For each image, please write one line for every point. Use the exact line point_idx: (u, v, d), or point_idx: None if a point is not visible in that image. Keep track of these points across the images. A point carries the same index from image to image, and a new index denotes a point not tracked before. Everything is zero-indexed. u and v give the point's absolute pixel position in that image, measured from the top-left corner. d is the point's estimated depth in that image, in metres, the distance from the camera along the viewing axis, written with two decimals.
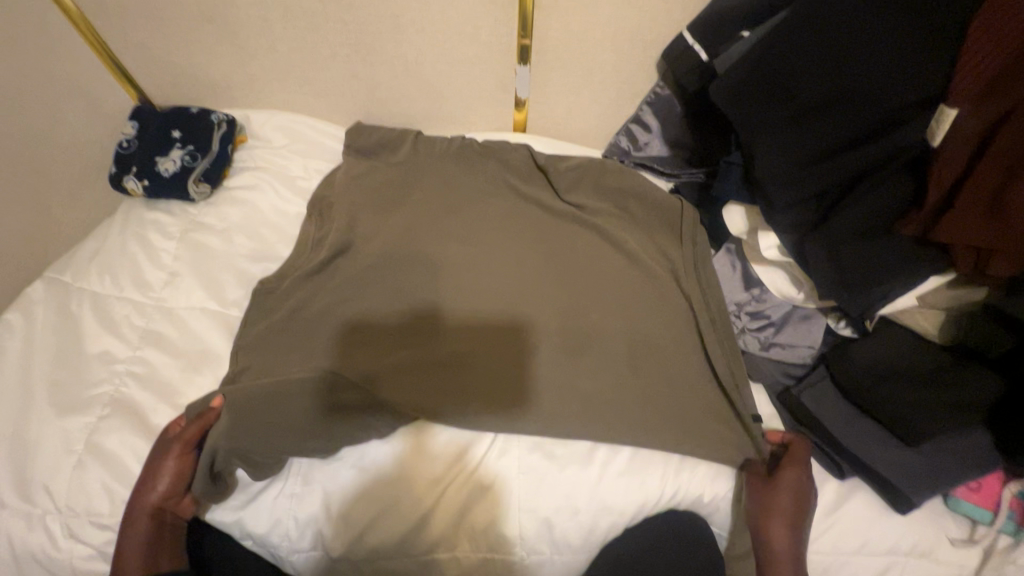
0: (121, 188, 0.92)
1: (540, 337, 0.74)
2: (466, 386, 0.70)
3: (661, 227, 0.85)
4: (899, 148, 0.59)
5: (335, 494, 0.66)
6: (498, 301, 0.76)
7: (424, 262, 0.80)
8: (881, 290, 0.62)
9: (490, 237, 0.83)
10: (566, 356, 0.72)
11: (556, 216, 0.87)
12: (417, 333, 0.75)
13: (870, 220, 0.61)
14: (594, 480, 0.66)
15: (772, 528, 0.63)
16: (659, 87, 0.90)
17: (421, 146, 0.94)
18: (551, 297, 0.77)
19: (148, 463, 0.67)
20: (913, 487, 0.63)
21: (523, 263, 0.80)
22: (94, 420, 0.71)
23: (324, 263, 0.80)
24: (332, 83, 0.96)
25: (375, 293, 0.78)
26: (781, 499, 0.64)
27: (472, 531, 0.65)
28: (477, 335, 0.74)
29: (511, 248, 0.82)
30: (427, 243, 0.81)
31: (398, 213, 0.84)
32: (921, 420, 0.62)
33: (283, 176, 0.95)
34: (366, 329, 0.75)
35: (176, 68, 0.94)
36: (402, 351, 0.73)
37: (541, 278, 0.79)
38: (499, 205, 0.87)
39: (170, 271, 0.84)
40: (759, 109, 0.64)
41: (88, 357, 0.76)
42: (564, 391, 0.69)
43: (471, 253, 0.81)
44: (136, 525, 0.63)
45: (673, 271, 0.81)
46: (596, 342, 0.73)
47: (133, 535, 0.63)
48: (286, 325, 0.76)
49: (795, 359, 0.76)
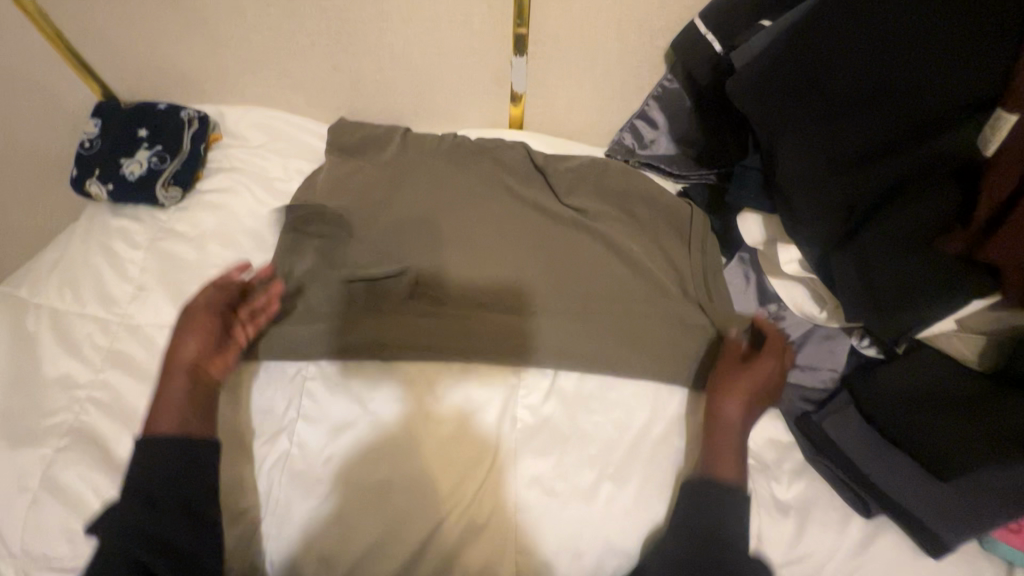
0: (83, 192, 0.85)
1: (540, 357, 0.68)
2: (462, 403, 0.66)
3: (667, 233, 0.78)
4: (941, 157, 0.52)
5: (316, 534, 0.61)
6: (500, 273, 0.75)
7: (425, 231, 0.78)
8: (916, 314, 0.55)
9: (485, 242, 0.77)
10: (562, 341, 0.69)
11: (557, 222, 0.80)
12: (405, 352, 0.68)
13: (906, 236, 0.55)
14: (598, 518, 0.61)
15: (723, 398, 0.63)
16: (667, 80, 0.82)
17: (409, 144, 0.86)
18: (553, 277, 0.74)
19: (202, 329, 0.67)
20: (947, 528, 0.57)
21: (520, 269, 0.75)
22: (51, 452, 0.65)
23: (312, 271, 0.74)
24: (312, 75, 0.88)
25: (382, 253, 0.77)
26: (748, 378, 0.64)
27: (464, 574, 0.60)
28: (470, 355, 0.68)
29: (506, 257, 0.76)
30: (416, 255, 0.76)
31: (384, 220, 0.79)
32: (954, 450, 0.57)
33: (260, 178, 0.88)
34: (346, 348, 0.68)
35: (141, 60, 0.87)
36: (395, 345, 0.68)
37: (543, 289, 0.73)
38: (493, 207, 0.80)
39: (138, 284, 0.77)
40: (783, 106, 0.58)
41: (47, 382, 0.70)
42: (567, 354, 0.68)
43: (466, 261, 0.75)
44: (179, 385, 0.63)
45: (682, 279, 0.75)
46: (599, 361, 0.68)
47: (173, 399, 0.62)
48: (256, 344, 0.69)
49: (816, 382, 0.68)
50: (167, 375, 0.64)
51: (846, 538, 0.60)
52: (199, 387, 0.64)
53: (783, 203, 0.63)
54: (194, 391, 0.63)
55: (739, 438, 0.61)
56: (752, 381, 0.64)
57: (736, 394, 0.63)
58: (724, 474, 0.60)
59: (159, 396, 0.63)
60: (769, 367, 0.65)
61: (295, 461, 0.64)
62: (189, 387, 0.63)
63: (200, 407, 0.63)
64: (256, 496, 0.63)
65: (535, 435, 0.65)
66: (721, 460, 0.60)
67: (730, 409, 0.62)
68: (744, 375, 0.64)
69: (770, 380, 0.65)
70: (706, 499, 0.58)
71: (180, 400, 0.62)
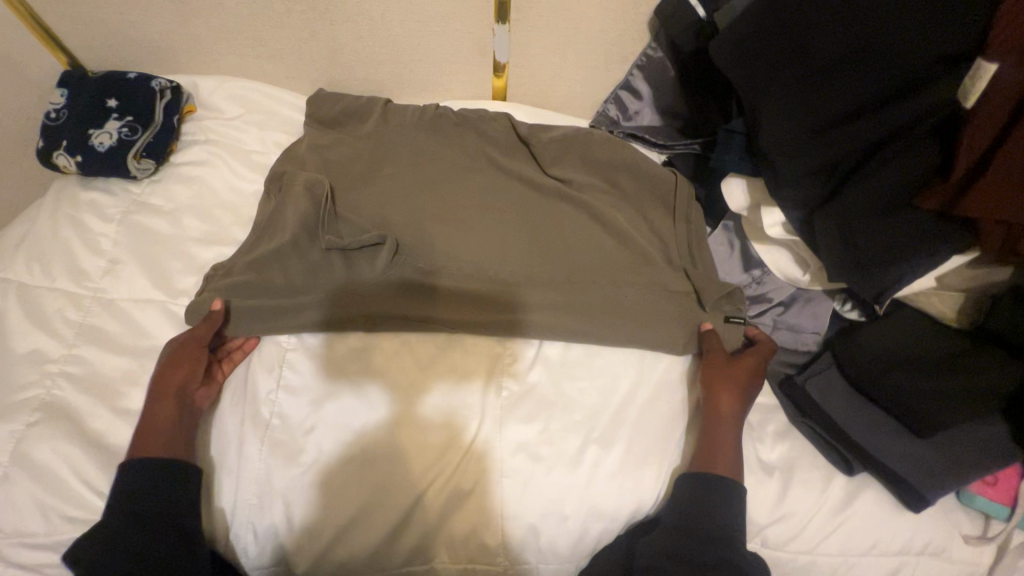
0: (51, 165, 0.82)
1: (528, 329, 0.67)
2: (446, 371, 0.65)
3: (652, 203, 0.77)
4: (925, 112, 0.52)
5: (299, 504, 0.60)
6: (485, 257, 0.72)
7: (404, 214, 0.75)
8: (896, 272, 0.56)
9: (469, 215, 0.76)
10: (542, 317, 0.67)
11: (542, 194, 0.78)
12: (394, 323, 0.68)
13: (887, 196, 0.55)
14: (584, 482, 0.61)
15: (718, 394, 0.64)
16: (651, 49, 0.81)
17: (391, 119, 0.83)
18: (540, 261, 0.72)
19: (180, 359, 0.64)
20: (927, 482, 0.58)
21: (505, 242, 0.74)
22: (21, 427, 0.63)
23: (292, 242, 0.69)
24: (289, 45, 0.85)
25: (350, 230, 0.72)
26: (739, 375, 0.65)
27: (451, 540, 0.60)
28: (458, 329, 0.67)
29: (490, 227, 0.75)
30: (403, 225, 0.74)
31: (368, 193, 0.76)
32: (937, 410, 0.57)
33: (238, 150, 0.86)
34: (332, 320, 0.67)
35: (108, 27, 0.83)
36: (385, 328, 0.67)
37: (531, 259, 0.73)
38: (478, 179, 0.79)
39: (110, 258, 0.75)
40: (763, 71, 0.58)
41: (16, 358, 0.68)
42: (557, 333, 0.67)
43: (449, 237, 0.73)
44: (167, 411, 0.62)
45: (669, 249, 0.74)
46: (582, 333, 0.67)
47: (160, 428, 0.61)
48: (245, 316, 0.67)
49: (798, 345, 0.70)
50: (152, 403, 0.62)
51: (828, 498, 0.61)
52: (184, 413, 0.63)
53: (768, 167, 0.63)
54: (184, 418, 0.62)
55: (733, 432, 0.62)
56: (741, 378, 0.65)
57: (728, 389, 0.64)
58: (720, 469, 0.60)
59: (144, 424, 0.61)
60: (754, 362, 0.67)
61: (276, 431, 0.62)
62: (178, 416, 0.62)
63: (190, 432, 0.62)
64: (237, 467, 0.61)
65: (520, 404, 0.64)
66: (718, 454, 0.61)
67: (727, 404, 0.63)
68: (735, 371, 0.65)
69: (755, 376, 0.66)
70: (697, 491, 0.59)
71: (171, 428, 0.61)
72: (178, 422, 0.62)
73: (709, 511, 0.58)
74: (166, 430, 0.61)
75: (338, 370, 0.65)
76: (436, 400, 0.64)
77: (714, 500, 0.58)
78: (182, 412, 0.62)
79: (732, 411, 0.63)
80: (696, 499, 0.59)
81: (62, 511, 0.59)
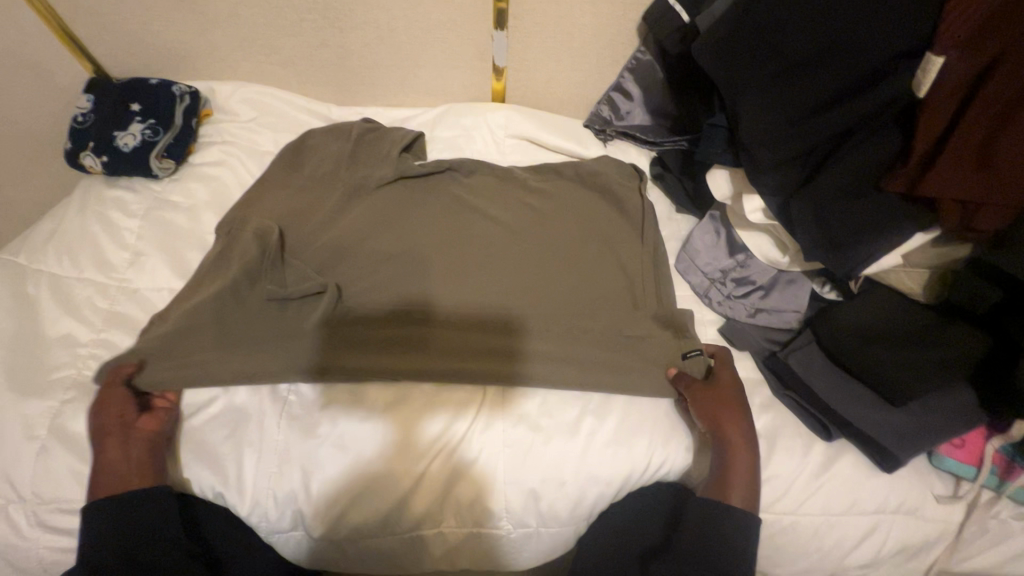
0: (78, 165, 0.87)
1: (525, 359, 0.70)
2: (451, 358, 0.70)
3: (618, 222, 0.82)
4: (884, 102, 0.58)
5: (315, 473, 0.64)
6: (483, 294, 0.76)
7: (405, 262, 0.78)
8: (867, 249, 0.60)
9: (472, 255, 0.79)
10: (540, 333, 0.72)
11: (507, 228, 0.82)
12: (393, 348, 0.71)
13: (854, 179, 0.60)
14: (580, 452, 0.65)
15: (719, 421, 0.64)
16: (640, 52, 0.88)
17: (360, 155, 0.88)
18: (534, 292, 0.76)
19: (106, 407, 0.64)
20: (900, 446, 0.62)
21: (503, 262, 0.78)
22: (57, 403, 0.67)
23: (233, 288, 0.72)
24: (300, 51, 0.91)
25: (364, 291, 0.76)
26: (723, 400, 0.66)
27: (457, 506, 0.65)
28: (462, 355, 0.70)
29: (478, 266, 0.78)
30: (352, 273, 0.78)
31: (323, 238, 0.80)
32: (904, 378, 0.62)
33: (253, 151, 0.91)
34: (334, 347, 0.70)
35: (132, 36, 0.89)
36: (384, 371, 0.68)
37: (517, 286, 0.76)
38: (473, 215, 0.83)
39: (135, 251, 0.80)
40: (740, 69, 0.63)
41: (48, 341, 0.72)
42: (554, 342, 0.71)
43: (450, 267, 0.78)
44: (115, 459, 0.62)
45: (639, 271, 0.78)
46: (573, 340, 0.71)
47: (115, 473, 0.62)
48: (171, 368, 0.67)
49: (781, 323, 0.74)
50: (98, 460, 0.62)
51: (809, 460, 0.65)
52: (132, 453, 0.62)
53: (747, 158, 0.67)
54: (131, 457, 0.62)
55: (747, 457, 0.63)
56: (730, 402, 0.66)
57: (726, 414, 0.65)
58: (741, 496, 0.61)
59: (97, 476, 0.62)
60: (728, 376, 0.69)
61: (293, 406, 0.68)
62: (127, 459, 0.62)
63: (148, 460, 0.63)
64: (257, 441, 0.66)
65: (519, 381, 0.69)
66: (738, 482, 0.62)
67: (726, 428, 0.64)
68: (718, 391, 0.67)
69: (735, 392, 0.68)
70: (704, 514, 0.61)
71: (125, 467, 0.62)
72: (130, 460, 0.62)
73: (716, 528, 0.60)
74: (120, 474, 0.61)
75: (345, 391, 0.69)
76: (436, 422, 0.66)
77: (727, 526, 0.60)
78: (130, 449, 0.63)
79: (734, 433, 0.64)
80: (705, 518, 0.61)
81: None
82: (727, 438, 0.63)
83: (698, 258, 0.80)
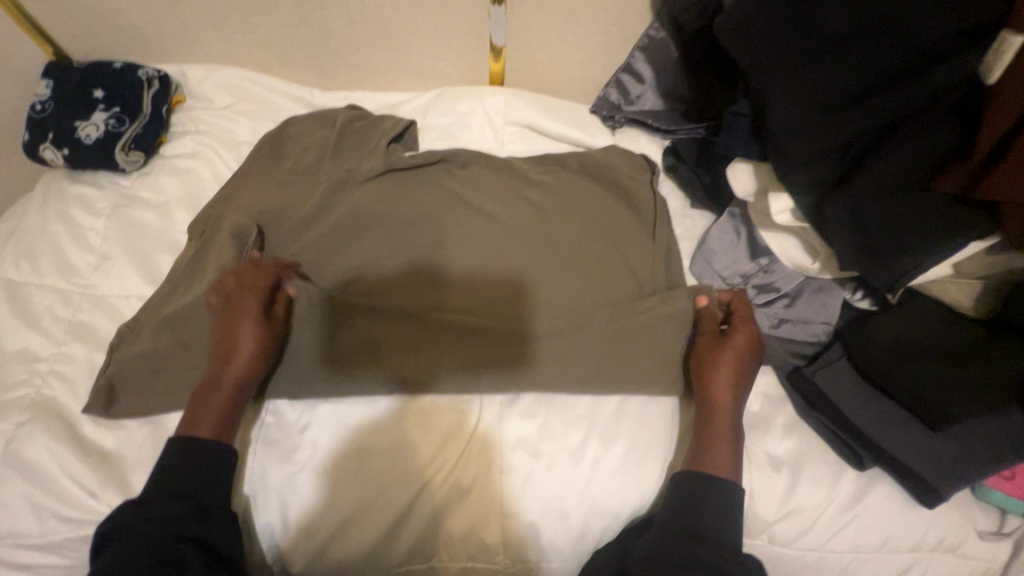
0: (37, 158, 0.80)
1: (539, 366, 0.64)
2: (439, 355, 0.64)
3: (627, 218, 0.75)
4: (944, 88, 0.49)
5: (298, 505, 0.59)
6: (482, 256, 0.71)
7: (412, 227, 0.74)
8: (914, 258, 0.52)
9: (487, 240, 0.73)
10: (549, 328, 0.65)
11: (508, 226, 0.74)
12: (389, 344, 0.64)
13: (901, 178, 0.52)
14: (585, 478, 0.60)
15: (711, 387, 0.60)
16: (653, 29, 0.78)
17: (345, 148, 0.80)
18: (548, 278, 0.70)
19: (237, 326, 0.61)
20: (939, 477, 0.56)
21: (510, 251, 0.72)
22: (11, 427, 0.62)
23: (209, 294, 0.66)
24: (279, 31, 0.83)
25: (381, 250, 0.72)
26: (725, 361, 0.61)
27: (450, 538, 0.59)
28: (473, 343, 0.65)
29: (485, 237, 0.73)
30: (341, 268, 0.71)
31: (307, 238, 0.73)
32: (951, 400, 0.54)
33: (229, 142, 0.84)
34: (335, 344, 0.64)
35: (92, 14, 0.81)
36: (388, 353, 0.64)
37: (527, 273, 0.70)
38: (477, 203, 0.76)
39: (100, 254, 0.74)
40: (770, 49, 0.54)
41: (5, 356, 0.66)
42: (564, 341, 0.64)
43: (458, 237, 0.73)
44: (228, 389, 0.59)
45: (647, 278, 0.71)
46: (575, 348, 0.64)
47: (213, 408, 0.58)
48: (149, 390, 0.63)
49: (807, 336, 0.67)
50: (212, 386, 0.59)
51: (837, 492, 0.59)
52: (241, 394, 0.60)
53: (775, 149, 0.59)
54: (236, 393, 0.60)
55: (729, 430, 0.59)
56: (731, 368, 0.60)
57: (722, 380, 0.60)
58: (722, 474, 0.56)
59: (206, 401, 0.58)
60: (745, 339, 0.62)
61: (269, 429, 0.62)
62: (231, 395, 0.59)
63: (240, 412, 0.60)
64: None
65: (519, 400, 0.64)
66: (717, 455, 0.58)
67: (719, 397, 0.59)
68: (720, 354, 0.61)
69: (745, 358, 0.61)
70: (686, 503, 0.55)
71: (222, 414, 0.58)
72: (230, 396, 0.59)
73: (699, 496, 0.55)
74: (222, 408, 0.59)
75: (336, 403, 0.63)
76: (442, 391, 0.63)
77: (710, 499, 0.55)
78: (240, 397, 0.60)
79: (728, 404, 0.59)
80: (685, 495, 0.56)
81: (56, 511, 0.58)
82: (718, 409, 0.59)
83: (716, 261, 0.73)
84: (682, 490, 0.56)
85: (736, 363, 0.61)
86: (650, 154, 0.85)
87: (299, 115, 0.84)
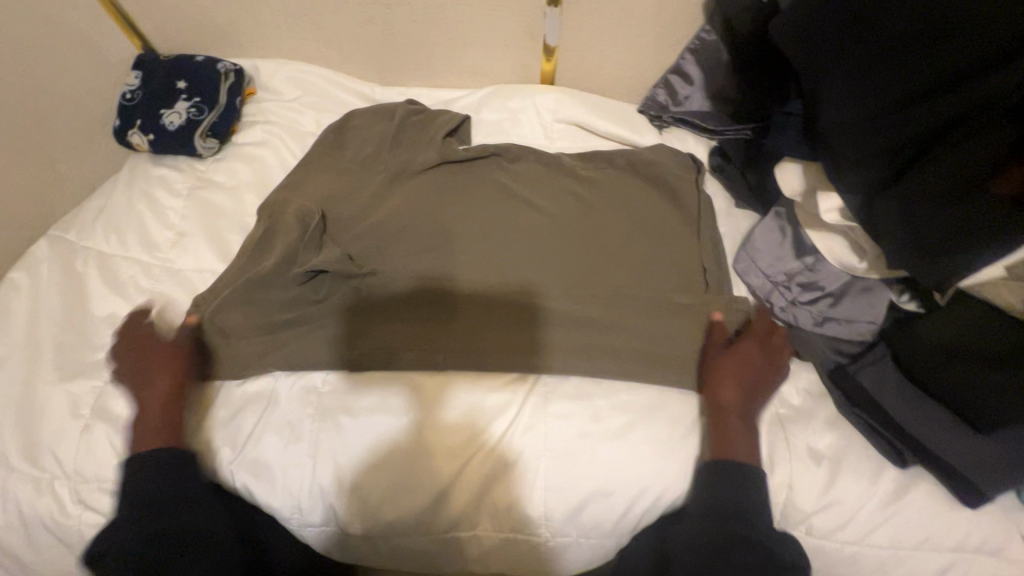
0: (125, 142, 0.87)
1: (580, 351, 0.66)
2: (485, 342, 0.67)
3: (671, 213, 0.77)
4: (1005, 87, 0.48)
5: (348, 468, 0.63)
6: (508, 275, 0.72)
7: (443, 242, 0.75)
8: (965, 256, 0.52)
9: (538, 231, 0.76)
10: (593, 315, 0.69)
11: (553, 219, 0.77)
12: (442, 327, 0.69)
13: (953, 179, 0.52)
14: (621, 458, 0.62)
15: (719, 389, 0.64)
16: (704, 32, 0.81)
17: (402, 141, 0.85)
18: (592, 270, 0.73)
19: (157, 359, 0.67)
20: (984, 479, 0.55)
21: (558, 245, 0.75)
22: (101, 382, 0.68)
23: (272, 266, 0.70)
24: (347, 30, 0.88)
25: (432, 234, 0.76)
26: (732, 365, 0.65)
27: (494, 508, 0.62)
28: (516, 326, 0.68)
29: (522, 238, 0.76)
30: (395, 260, 0.74)
31: (361, 225, 0.77)
32: (996, 400, 0.54)
33: (296, 132, 0.90)
34: (394, 320, 0.69)
35: (180, 12, 0.88)
36: (433, 351, 0.67)
37: (572, 264, 0.73)
38: (525, 197, 0.79)
39: (178, 231, 0.80)
40: (823, 54, 0.58)
41: (95, 319, 0.73)
42: (607, 330, 0.68)
43: (500, 234, 0.76)
44: (159, 402, 0.65)
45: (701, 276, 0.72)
46: (616, 334, 0.68)
47: (151, 424, 0.64)
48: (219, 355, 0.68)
49: (852, 335, 0.67)
50: (139, 408, 0.65)
51: (877, 489, 0.60)
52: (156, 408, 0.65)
53: (827, 153, 0.62)
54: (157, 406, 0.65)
55: (738, 424, 0.62)
56: (740, 369, 0.65)
57: (728, 381, 0.64)
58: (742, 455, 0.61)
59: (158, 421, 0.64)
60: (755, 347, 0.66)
61: (324, 399, 0.66)
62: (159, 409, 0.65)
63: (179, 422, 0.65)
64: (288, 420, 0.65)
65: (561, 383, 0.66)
66: (733, 441, 0.61)
67: (728, 398, 0.64)
68: (731, 359, 0.66)
69: (755, 364, 0.65)
70: (723, 479, 0.59)
71: (165, 426, 0.64)
72: (160, 410, 0.64)
73: (743, 496, 0.58)
74: (155, 417, 0.64)
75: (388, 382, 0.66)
76: (456, 407, 0.64)
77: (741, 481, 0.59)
78: (171, 407, 0.65)
79: (736, 403, 0.63)
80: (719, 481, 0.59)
81: None
82: (726, 408, 0.63)
83: (760, 259, 0.73)
84: (719, 480, 0.59)
85: (746, 367, 0.65)
86: (696, 153, 0.87)
87: (361, 108, 0.90)
